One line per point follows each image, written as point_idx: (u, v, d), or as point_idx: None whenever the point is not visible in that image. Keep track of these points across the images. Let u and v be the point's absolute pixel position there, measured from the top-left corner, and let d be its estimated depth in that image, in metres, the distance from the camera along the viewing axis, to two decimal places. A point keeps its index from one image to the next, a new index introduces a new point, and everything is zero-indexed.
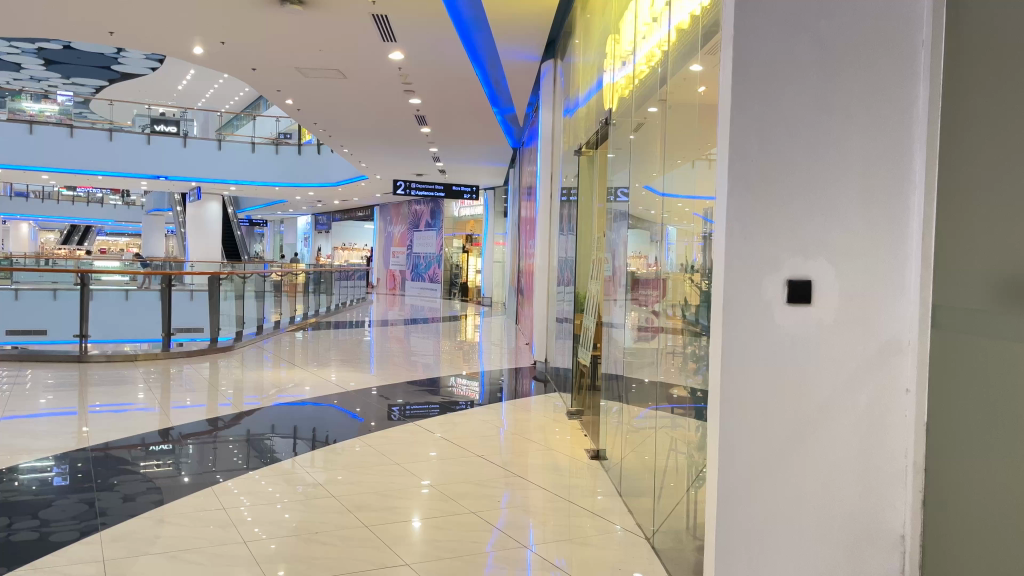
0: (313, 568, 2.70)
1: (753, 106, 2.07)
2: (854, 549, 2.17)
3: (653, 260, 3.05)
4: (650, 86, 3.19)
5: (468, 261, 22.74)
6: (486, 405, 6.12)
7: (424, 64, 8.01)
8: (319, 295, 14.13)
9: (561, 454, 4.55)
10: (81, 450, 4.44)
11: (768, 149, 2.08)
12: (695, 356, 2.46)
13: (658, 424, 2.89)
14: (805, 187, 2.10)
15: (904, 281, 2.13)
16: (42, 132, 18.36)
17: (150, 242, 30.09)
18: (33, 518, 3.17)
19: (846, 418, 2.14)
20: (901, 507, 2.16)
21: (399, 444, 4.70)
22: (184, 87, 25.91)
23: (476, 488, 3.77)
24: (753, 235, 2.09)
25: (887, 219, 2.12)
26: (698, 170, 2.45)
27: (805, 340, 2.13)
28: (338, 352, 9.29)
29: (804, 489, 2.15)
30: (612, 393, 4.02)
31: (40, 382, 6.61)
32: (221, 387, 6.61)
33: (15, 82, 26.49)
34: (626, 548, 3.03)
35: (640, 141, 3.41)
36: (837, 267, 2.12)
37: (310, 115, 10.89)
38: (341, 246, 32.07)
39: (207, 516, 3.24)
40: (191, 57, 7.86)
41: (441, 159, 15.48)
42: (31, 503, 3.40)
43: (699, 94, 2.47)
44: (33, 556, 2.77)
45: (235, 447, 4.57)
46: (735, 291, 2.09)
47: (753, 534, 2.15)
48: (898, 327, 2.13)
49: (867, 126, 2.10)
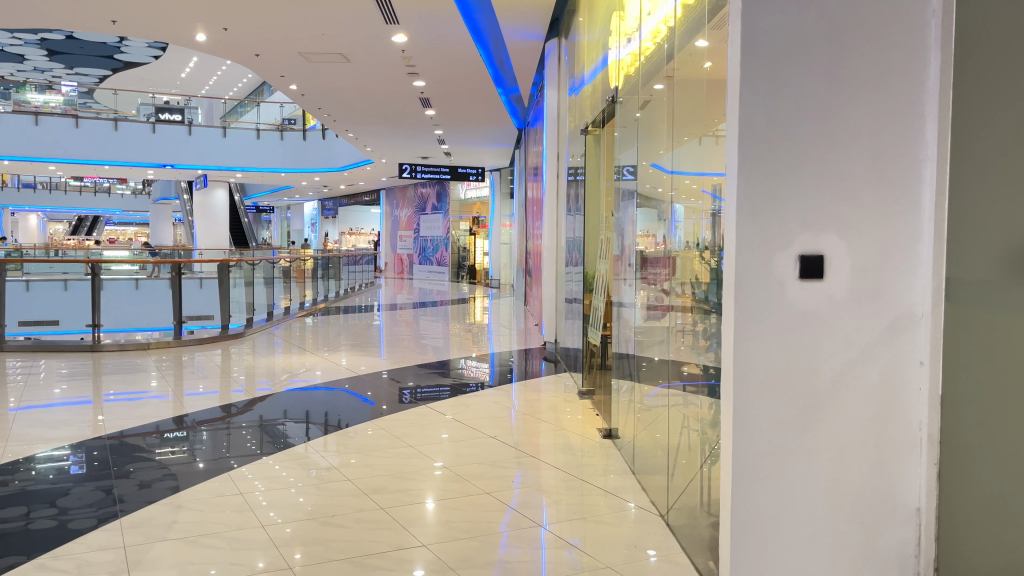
0: (329, 551, 2.72)
1: (761, 81, 2.05)
2: (869, 525, 2.16)
3: (661, 239, 3.05)
4: (657, 62, 3.17)
5: (474, 243, 23.11)
6: (496, 386, 6.15)
7: (428, 46, 7.95)
8: (327, 279, 14.15)
9: (573, 433, 4.57)
10: (97, 439, 4.47)
11: (776, 125, 2.07)
12: (706, 334, 2.46)
13: (670, 402, 2.90)
14: (815, 162, 2.09)
15: (918, 253, 2.12)
16: (47, 122, 18.46)
17: (160, 230, 30.35)
18: (51, 507, 3.21)
19: (858, 395, 2.13)
20: (915, 480, 2.15)
21: (411, 427, 4.72)
22: (188, 74, 25.88)
23: (490, 469, 3.79)
24: (763, 212, 2.08)
25: (899, 195, 2.10)
26: (706, 147, 2.44)
27: (818, 315, 2.12)
28: (348, 336, 9.36)
29: (817, 466, 2.15)
30: (623, 372, 4.04)
31: (54, 372, 6.67)
32: (233, 374, 6.66)
33: (19, 73, 26.40)
34: (641, 526, 3.04)
35: (645, 120, 3.43)
36: (849, 242, 2.11)
37: (315, 100, 10.87)
38: (348, 231, 32.15)
39: (224, 502, 3.27)
40: (193, 45, 7.84)
41: (447, 141, 15.44)
42: (49, 491, 3.44)
43: (705, 70, 2.46)
44: (54, 543, 2.80)
45: (248, 433, 4.61)
46: (746, 268, 2.09)
47: (769, 512, 2.15)
48: (911, 299, 2.12)
49: (877, 100, 2.08)
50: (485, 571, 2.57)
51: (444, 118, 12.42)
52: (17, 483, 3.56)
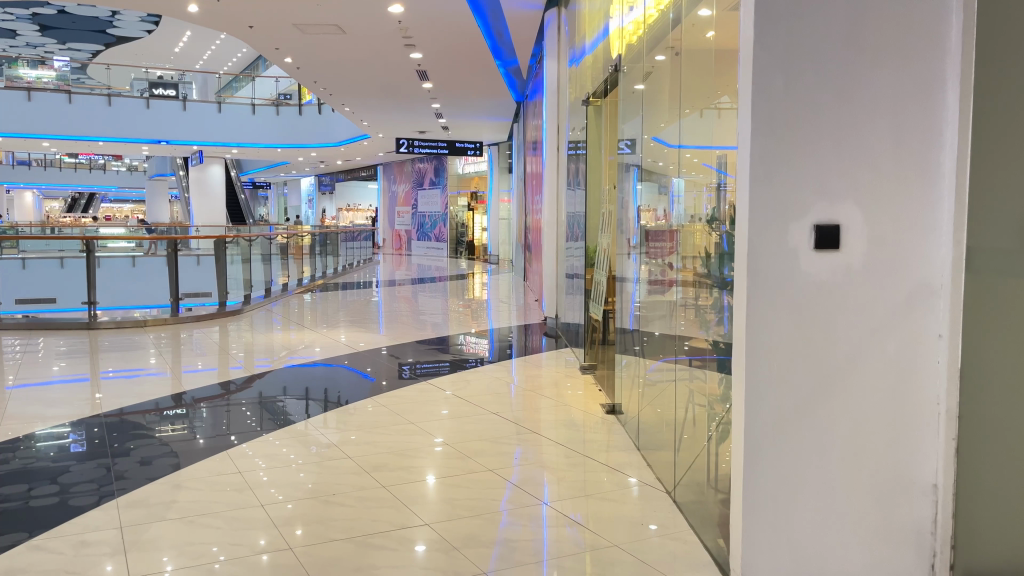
0: (331, 530, 2.67)
1: (776, 42, 1.97)
2: (886, 501, 2.11)
3: (662, 212, 2.98)
4: (660, 31, 3.08)
5: (473, 218, 22.72)
6: (496, 362, 6.10)
7: (426, 16, 7.80)
8: (325, 256, 14.05)
9: (576, 409, 4.52)
10: (96, 417, 4.40)
11: (791, 90, 1.99)
12: (712, 309, 2.39)
13: (676, 376, 2.81)
14: (831, 130, 2.01)
15: (937, 222, 2.05)
16: (40, 99, 18.20)
17: (155, 207, 30.24)
18: (52, 483, 3.19)
19: (875, 368, 2.08)
20: (932, 455, 2.10)
21: (412, 403, 4.68)
22: (182, 48, 25.64)
23: (492, 445, 3.75)
24: (779, 179, 2.01)
25: (918, 161, 2.03)
26: (710, 119, 2.37)
27: (833, 287, 2.06)
28: (347, 312, 9.32)
29: (832, 439, 2.10)
30: (625, 346, 3.99)
31: (52, 349, 6.61)
32: (232, 351, 6.61)
33: (11, 49, 26.17)
34: (647, 503, 3.00)
35: (648, 91, 3.33)
36: (866, 211, 2.04)
37: (310, 73, 10.73)
38: (345, 207, 32.02)
39: (223, 480, 3.22)
40: (186, 17, 7.70)
41: (444, 115, 15.30)
42: (49, 467, 3.41)
43: (710, 40, 2.38)
44: (57, 520, 2.78)
45: (248, 409, 4.57)
46: (761, 239, 2.01)
47: (780, 487, 2.10)
48: (931, 269, 2.06)
49: (900, 59, 1.99)
50: (488, 550, 2.53)
51: (441, 91, 12.27)
52: (18, 460, 3.52)
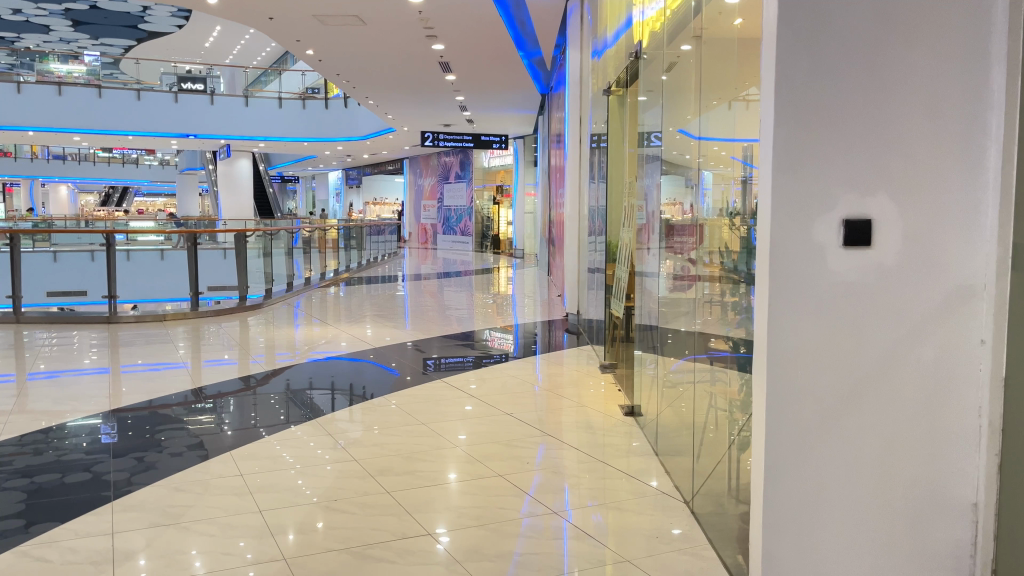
0: (328, 540, 2.56)
1: (801, 21, 1.82)
2: (920, 521, 1.95)
3: (688, 207, 2.82)
4: (684, 19, 2.90)
5: (499, 213, 22.47)
6: (520, 358, 5.98)
7: (447, 7, 7.67)
8: (350, 250, 13.98)
9: (595, 410, 4.38)
10: (123, 409, 4.34)
11: (816, 74, 1.84)
12: (735, 307, 2.25)
13: (697, 377, 2.68)
14: (860, 116, 1.86)
15: (980, 217, 1.87)
16: (70, 92, 18.49)
17: (186, 200, 30.52)
18: (85, 472, 3.23)
19: (908, 375, 1.91)
20: (972, 472, 1.93)
21: (428, 402, 4.57)
22: (212, 43, 25.84)
23: (506, 448, 3.62)
24: (805, 172, 1.86)
25: (958, 151, 1.85)
26: (736, 112, 2.21)
27: (864, 289, 1.90)
28: (371, 307, 9.24)
29: (861, 451, 1.95)
30: (646, 344, 3.83)
31: (84, 342, 6.63)
32: (253, 345, 6.56)
33: (45, 45, 26.54)
34: (665, 512, 2.86)
35: (672, 82, 3.17)
36: (901, 205, 1.87)
37: (334, 65, 10.65)
38: (372, 201, 32.18)
39: (224, 484, 3.12)
40: (205, 9, 7.65)
41: (469, 108, 15.19)
42: (83, 456, 3.43)
43: (736, 27, 2.22)
44: (82, 511, 2.81)
45: (276, 401, 4.51)
46: (785, 236, 1.87)
47: (803, 504, 1.96)
48: (972, 268, 1.88)
49: (938, 41, 1.83)
50: (493, 564, 2.40)
51: (464, 83, 12.11)
52: (53, 451, 3.52)
